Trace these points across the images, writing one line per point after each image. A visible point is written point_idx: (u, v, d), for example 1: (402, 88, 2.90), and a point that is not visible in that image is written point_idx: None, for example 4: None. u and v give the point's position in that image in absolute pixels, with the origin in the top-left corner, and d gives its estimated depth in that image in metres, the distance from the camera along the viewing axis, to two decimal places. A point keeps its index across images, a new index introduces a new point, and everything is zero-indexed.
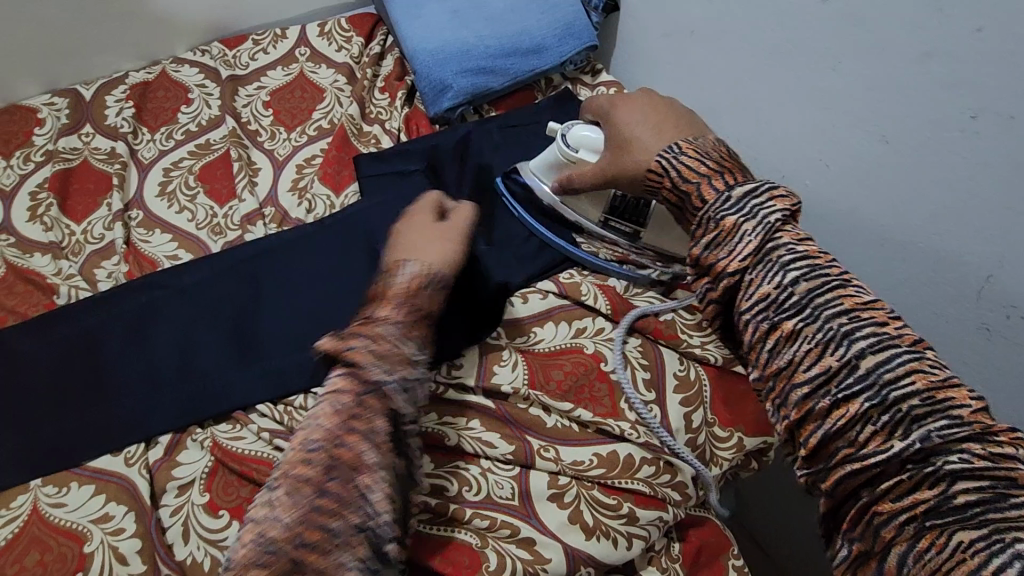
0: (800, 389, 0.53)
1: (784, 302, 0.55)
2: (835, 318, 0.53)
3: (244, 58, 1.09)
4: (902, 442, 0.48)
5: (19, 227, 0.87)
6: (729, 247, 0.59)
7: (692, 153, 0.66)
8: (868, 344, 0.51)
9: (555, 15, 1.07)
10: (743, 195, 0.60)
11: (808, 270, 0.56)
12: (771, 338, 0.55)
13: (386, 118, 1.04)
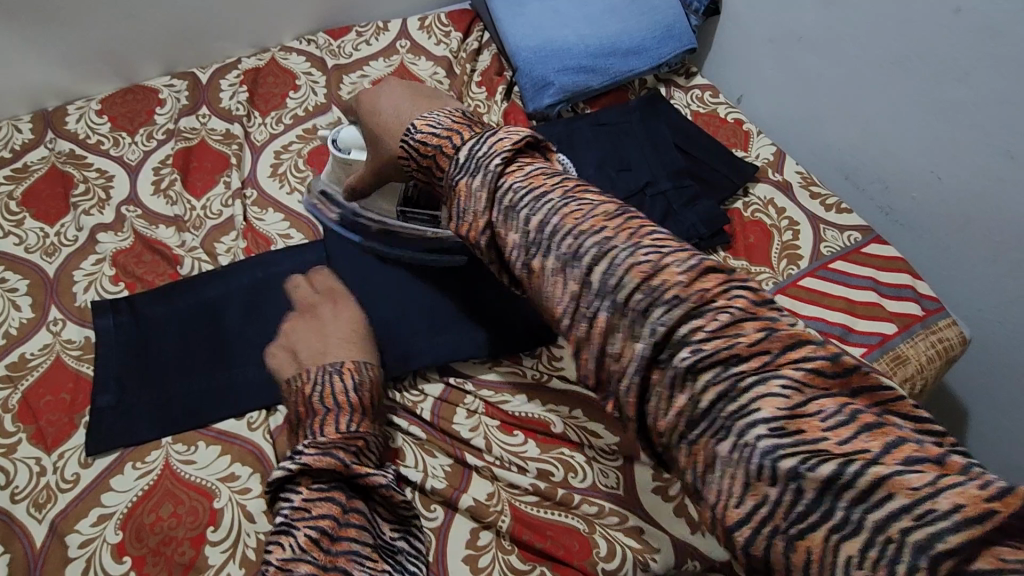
0: (593, 316, 0.48)
1: (545, 237, 0.51)
2: (565, 233, 0.50)
3: (348, 48, 1.13)
4: (679, 353, 0.44)
5: (145, 200, 0.92)
6: (472, 210, 0.56)
7: (466, 188, 0.57)
8: (598, 256, 0.48)
9: (654, 17, 1.07)
10: (523, 207, 0.53)
11: (607, 256, 0.48)
12: (534, 271, 0.52)
13: (484, 111, 1.06)
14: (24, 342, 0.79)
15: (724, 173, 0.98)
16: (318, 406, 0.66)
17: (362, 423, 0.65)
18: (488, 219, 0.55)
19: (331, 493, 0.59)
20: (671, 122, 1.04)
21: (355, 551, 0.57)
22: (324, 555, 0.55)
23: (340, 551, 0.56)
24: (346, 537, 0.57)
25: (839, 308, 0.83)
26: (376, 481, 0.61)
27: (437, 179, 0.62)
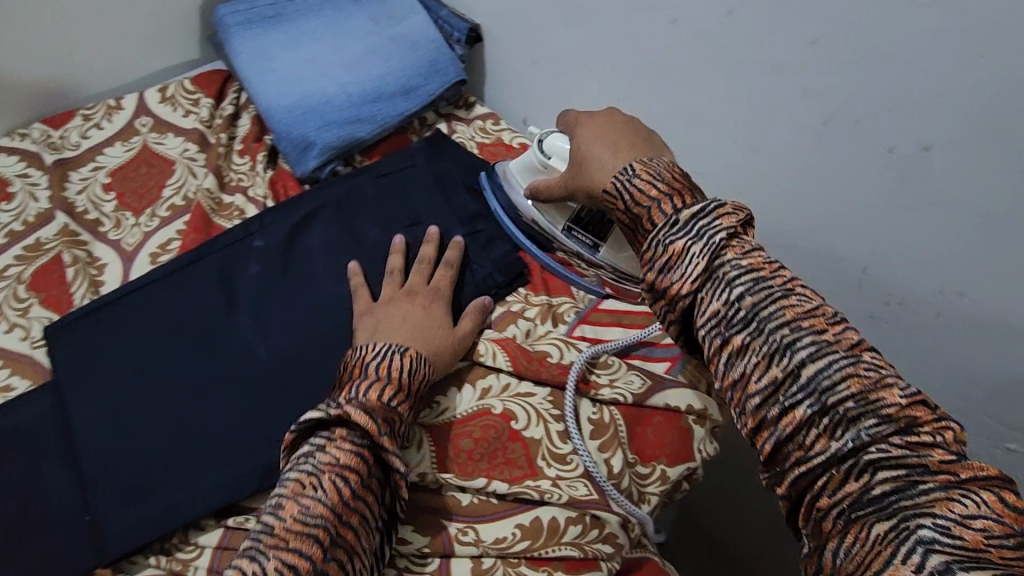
0: (753, 399, 0.52)
1: (733, 318, 0.54)
2: (779, 329, 0.52)
3: (73, 138, 0.97)
4: (840, 441, 0.48)
5: None
6: (680, 270, 0.56)
7: (647, 176, 0.63)
8: (809, 353, 0.51)
9: (416, 53, 1.02)
10: (692, 217, 0.57)
11: (756, 286, 0.54)
12: (725, 351, 0.54)
13: (248, 184, 0.95)
14: None
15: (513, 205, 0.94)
16: (368, 373, 0.65)
17: (403, 402, 0.65)
18: (653, 206, 0.60)
19: (359, 456, 0.60)
20: (454, 162, 0.99)
21: (363, 515, 0.58)
22: (342, 507, 0.57)
23: (352, 515, 0.57)
24: (350, 517, 0.57)
25: (641, 324, 0.84)
26: (393, 461, 0.61)
27: (642, 235, 0.62)
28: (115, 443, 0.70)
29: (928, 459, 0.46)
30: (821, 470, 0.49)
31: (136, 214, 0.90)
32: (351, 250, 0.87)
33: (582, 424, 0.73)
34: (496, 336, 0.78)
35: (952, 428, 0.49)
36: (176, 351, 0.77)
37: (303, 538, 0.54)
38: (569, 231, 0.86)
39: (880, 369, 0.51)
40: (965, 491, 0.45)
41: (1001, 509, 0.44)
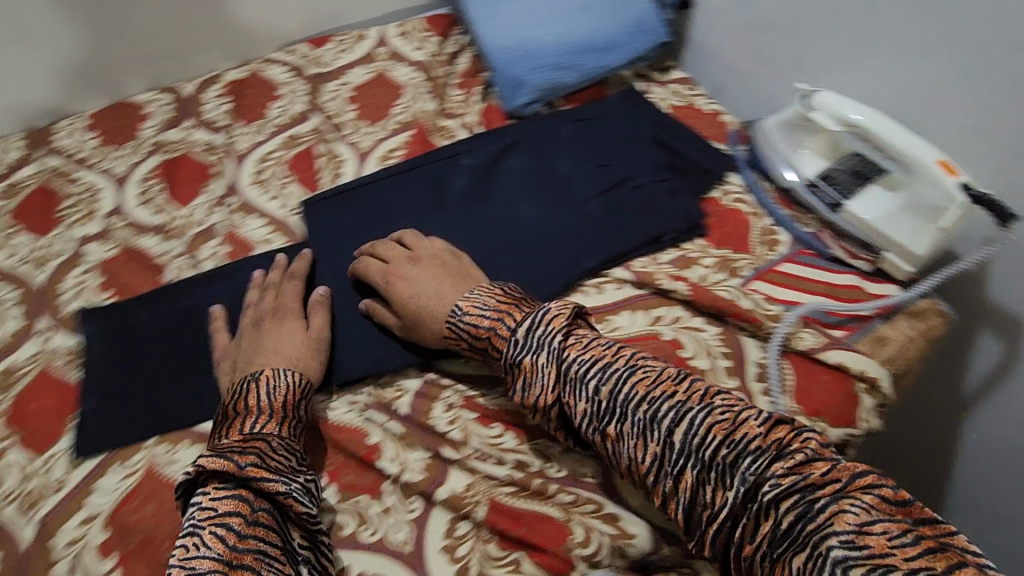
0: (647, 477, 0.58)
1: (602, 409, 0.61)
2: (637, 405, 0.60)
3: (327, 57, 1.15)
4: (732, 490, 0.53)
5: (130, 209, 0.95)
6: (538, 384, 0.64)
7: (474, 311, 0.70)
8: (670, 417, 0.58)
9: (627, 11, 1.06)
10: (528, 331, 0.65)
11: (605, 375, 0.62)
12: (607, 443, 0.62)
13: (462, 113, 1.07)
14: (16, 351, 0.81)
15: (699, 160, 0.98)
16: (480, 329, 0.69)
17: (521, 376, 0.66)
18: (490, 331, 0.68)
19: (239, 495, 0.57)
20: (647, 115, 1.04)
21: (262, 549, 0.55)
22: (229, 552, 0.53)
23: (247, 550, 0.54)
24: (255, 535, 0.55)
25: (820, 292, 0.84)
26: (276, 487, 0.58)
27: (494, 358, 0.69)
28: (356, 290, 0.83)
29: (812, 478, 0.51)
30: (729, 522, 0.53)
31: (370, 125, 1.06)
32: (545, 178, 0.96)
33: (749, 366, 0.77)
34: (676, 272, 0.85)
35: (816, 439, 0.55)
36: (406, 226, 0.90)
37: (208, 568, 0.52)
38: (813, 186, 0.89)
39: (738, 409, 0.57)
40: (851, 499, 0.49)
41: (891, 508, 0.49)
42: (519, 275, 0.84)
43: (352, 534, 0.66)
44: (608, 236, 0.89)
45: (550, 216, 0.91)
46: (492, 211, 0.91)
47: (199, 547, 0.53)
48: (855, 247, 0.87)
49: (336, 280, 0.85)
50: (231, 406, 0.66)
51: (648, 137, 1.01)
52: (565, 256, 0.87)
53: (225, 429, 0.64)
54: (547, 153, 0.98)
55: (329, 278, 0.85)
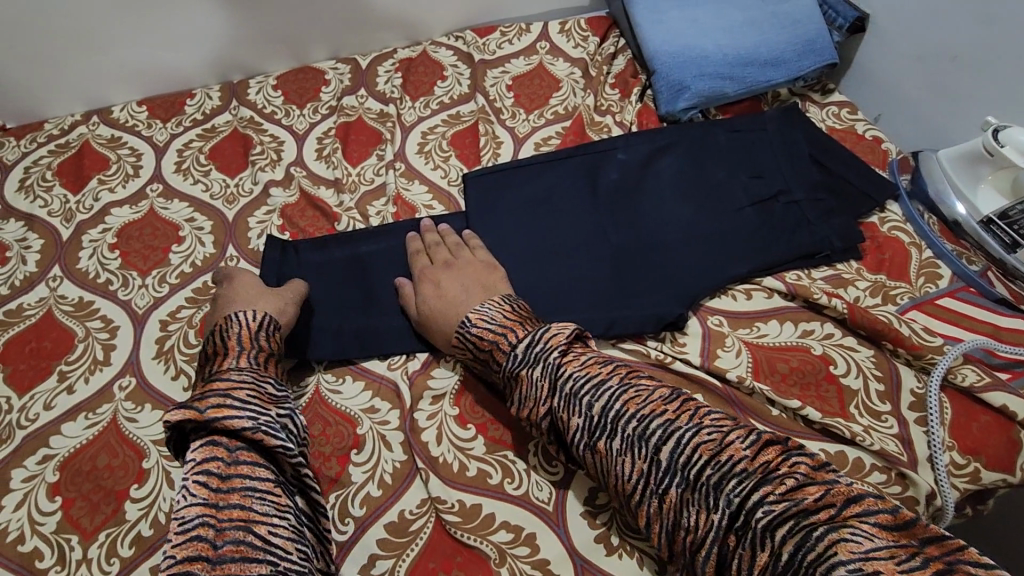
0: (652, 503, 0.59)
1: (593, 428, 0.63)
2: (618, 424, 0.61)
3: (492, 46, 1.21)
4: (717, 511, 0.54)
5: (309, 163, 1.04)
6: (530, 398, 0.67)
7: (481, 323, 0.72)
8: (656, 435, 0.59)
9: (797, 30, 1.07)
10: (526, 348, 0.68)
11: (552, 381, 0.66)
12: (597, 461, 0.63)
13: (617, 111, 1.11)
14: (207, 272, 0.90)
15: (858, 184, 0.96)
16: (518, 359, 0.68)
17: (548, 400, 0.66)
18: (494, 345, 0.71)
19: (212, 440, 0.58)
20: (806, 130, 1.01)
21: (246, 490, 0.55)
22: (213, 494, 0.54)
23: (232, 489, 0.55)
24: (236, 474, 0.56)
25: (984, 332, 0.82)
26: (238, 423, 0.59)
27: (494, 369, 0.72)
28: (521, 262, 0.89)
29: (806, 503, 0.50)
30: (717, 546, 0.54)
31: (527, 112, 1.11)
32: (697, 184, 0.96)
33: (902, 393, 0.77)
34: (829, 290, 0.86)
35: (807, 463, 0.54)
36: (563, 208, 0.94)
37: (197, 514, 0.52)
38: (988, 225, 0.86)
39: (725, 431, 0.58)
40: (851, 527, 0.47)
41: (893, 534, 0.47)
42: (680, 269, 0.87)
43: (499, 484, 0.70)
44: (764, 245, 0.89)
45: (705, 217, 0.92)
46: (652, 205, 0.94)
47: (184, 498, 0.54)
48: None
49: (501, 250, 0.90)
50: (211, 349, 0.71)
51: (806, 154, 0.98)
52: (720, 258, 0.88)
53: (207, 370, 0.69)
54: (702, 157, 0.99)
55: (496, 248, 0.90)
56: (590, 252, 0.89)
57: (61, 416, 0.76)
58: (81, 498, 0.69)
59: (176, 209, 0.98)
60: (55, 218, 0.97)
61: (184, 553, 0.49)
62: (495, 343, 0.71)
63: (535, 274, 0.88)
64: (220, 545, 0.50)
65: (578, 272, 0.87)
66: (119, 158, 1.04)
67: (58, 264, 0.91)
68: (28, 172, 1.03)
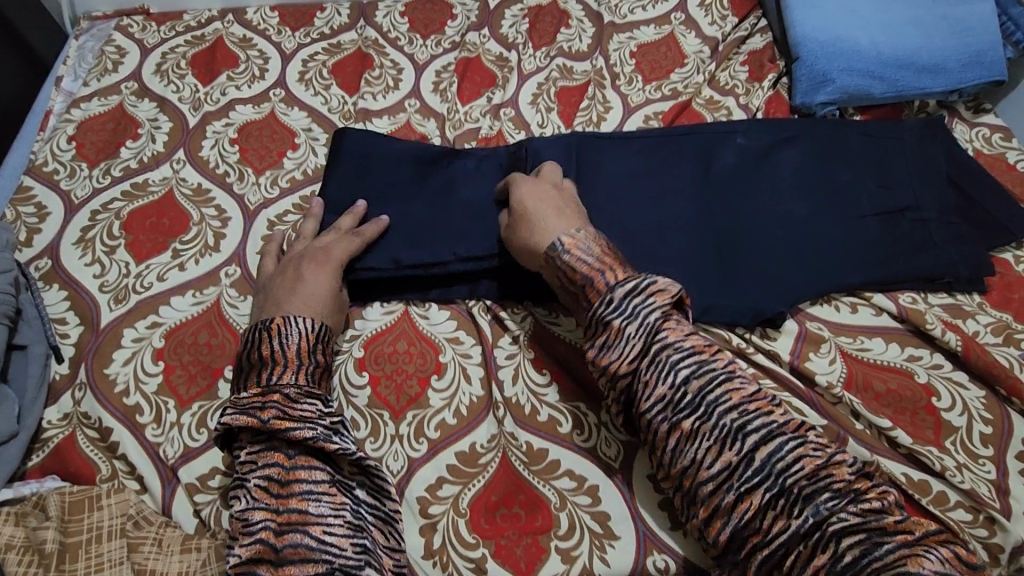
0: (726, 497, 0.56)
1: (678, 402, 0.60)
2: (723, 411, 0.58)
3: (625, 9, 1.15)
4: (797, 518, 0.53)
5: (424, 94, 1.04)
6: (618, 349, 0.63)
7: (576, 251, 0.67)
8: (755, 434, 0.57)
9: (967, 39, 0.99)
10: (627, 295, 0.64)
11: (653, 342, 0.62)
12: (673, 438, 0.60)
13: (742, 93, 1.05)
14: (315, 182, 0.92)
15: (996, 214, 0.88)
16: (611, 309, 0.64)
17: (639, 355, 0.62)
18: (587, 283, 0.66)
19: (271, 448, 0.60)
20: (948, 149, 0.93)
21: (302, 493, 0.58)
22: (274, 501, 0.57)
23: (290, 494, 0.58)
24: (296, 479, 0.58)
25: None
26: (301, 435, 0.59)
27: (583, 307, 0.68)
28: (610, 212, 0.85)
29: (885, 525, 0.51)
30: (782, 549, 0.53)
31: (645, 82, 1.06)
32: (822, 181, 0.89)
33: (1012, 442, 0.72)
34: (945, 319, 0.80)
35: (891, 493, 0.55)
36: (669, 168, 0.89)
37: (261, 517, 0.56)
38: None
39: (828, 447, 0.56)
40: (926, 548, 0.50)
41: (961, 566, 0.51)
42: (787, 267, 0.82)
43: (567, 434, 0.70)
44: (882, 258, 0.83)
45: (824, 215, 0.86)
46: (767, 193, 0.87)
47: (245, 500, 0.58)
48: None
49: (587, 192, 0.86)
50: (245, 355, 0.66)
51: (944, 174, 0.90)
52: (833, 261, 0.83)
53: (254, 375, 0.64)
54: (831, 154, 0.91)
55: (587, 185, 0.87)
56: (686, 222, 0.85)
57: (171, 289, 0.80)
58: (181, 367, 0.74)
59: (295, 117, 1.00)
60: (185, 104, 1.01)
61: (247, 555, 0.55)
62: (590, 282, 0.66)
63: (620, 228, 0.84)
64: (281, 549, 0.55)
65: (669, 244, 0.83)
66: (248, 58, 1.07)
67: (182, 148, 0.95)
68: (165, 57, 1.07)
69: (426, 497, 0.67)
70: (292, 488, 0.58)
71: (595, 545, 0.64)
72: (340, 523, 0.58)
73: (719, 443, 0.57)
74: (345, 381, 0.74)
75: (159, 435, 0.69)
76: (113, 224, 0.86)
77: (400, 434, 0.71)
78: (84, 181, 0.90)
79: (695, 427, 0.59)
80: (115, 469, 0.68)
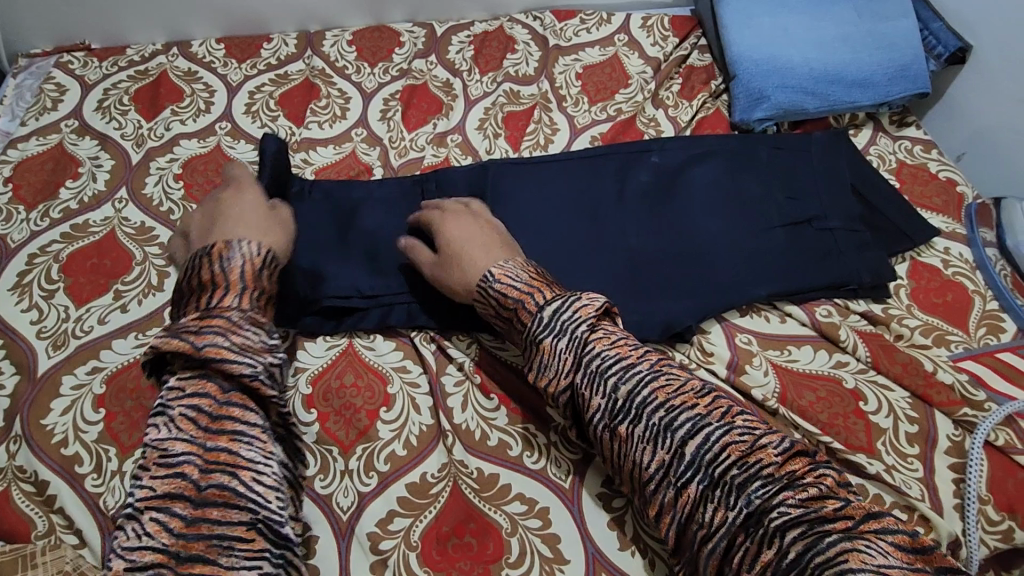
0: (664, 493, 0.57)
1: (612, 408, 0.60)
2: (652, 413, 0.58)
3: (569, 32, 1.18)
4: (734, 510, 0.53)
5: (371, 123, 1.05)
6: (550, 366, 0.64)
7: (505, 279, 0.69)
8: (685, 431, 0.57)
9: (892, 54, 1.03)
10: (551, 313, 0.64)
11: (580, 354, 0.62)
12: (614, 444, 0.60)
13: (684, 111, 1.07)
14: None
15: (896, 220, 0.92)
16: (538, 331, 0.65)
17: (570, 367, 0.63)
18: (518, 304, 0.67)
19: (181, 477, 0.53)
20: (851, 162, 0.97)
21: (215, 539, 0.51)
22: (173, 541, 0.50)
23: (199, 536, 0.51)
24: (207, 519, 0.52)
25: None
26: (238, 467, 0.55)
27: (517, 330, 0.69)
28: (531, 238, 0.86)
29: (825, 512, 0.49)
30: (725, 543, 0.52)
31: (590, 103, 1.08)
32: (740, 193, 0.91)
33: (938, 440, 0.74)
34: (859, 329, 0.83)
35: (833, 476, 0.53)
36: (587, 191, 0.90)
37: (157, 560, 0.49)
38: None
39: (756, 434, 0.56)
40: (867, 541, 0.48)
41: (908, 557, 0.47)
42: (719, 281, 0.84)
43: (517, 457, 0.71)
44: (817, 268, 0.86)
45: (756, 229, 0.88)
46: (701, 209, 0.89)
47: (139, 537, 0.50)
48: None
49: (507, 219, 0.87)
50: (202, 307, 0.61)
51: (847, 184, 0.94)
52: (762, 274, 0.85)
53: (189, 369, 0.58)
54: (743, 167, 0.94)
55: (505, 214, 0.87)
56: (610, 243, 0.86)
57: (113, 332, 0.79)
58: (123, 413, 0.72)
59: (241, 150, 0.99)
60: (127, 141, 0.99)
61: None
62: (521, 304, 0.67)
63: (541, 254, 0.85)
64: None
65: (593, 267, 0.84)
66: (193, 92, 1.06)
67: (125, 187, 0.94)
68: (106, 94, 1.05)
69: (377, 532, 0.66)
70: (205, 531, 0.51)
71: (545, 570, 0.64)
72: (252, 574, 0.51)
73: (650, 442, 0.58)
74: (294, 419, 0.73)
75: (100, 485, 0.68)
76: (52, 267, 0.84)
77: (349, 469, 0.70)
78: (21, 224, 0.88)
79: (629, 433, 0.59)
80: (53, 524, 0.66)
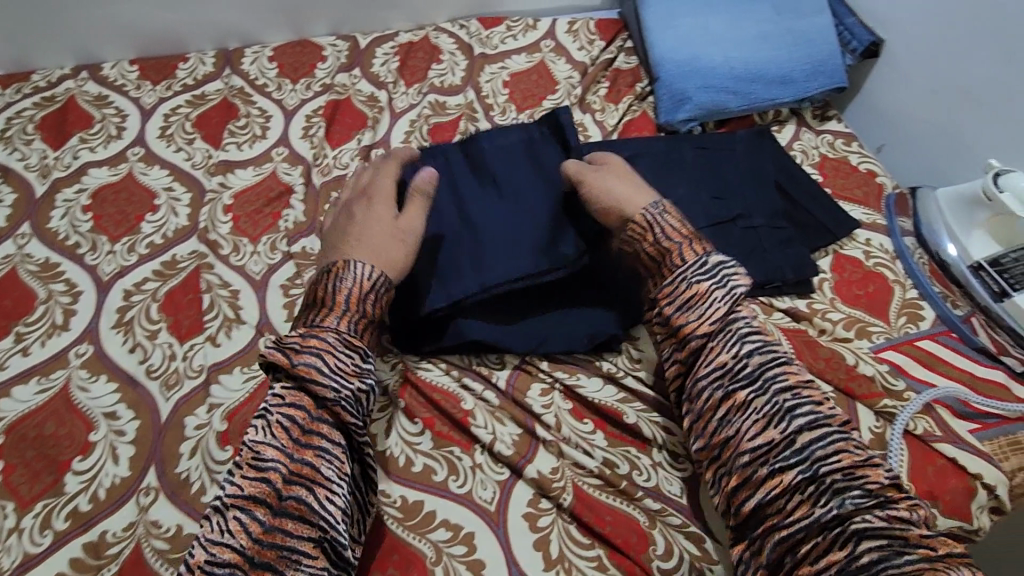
0: (743, 457, 0.58)
1: (737, 372, 0.61)
2: (781, 393, 0.59)
3: (495, 39, 1.17)
4: (822, 508, 0.54)
5: (292, 141, 1.02)
6: (698, 311, 0.64)
7: (675, 216, 0.70)
8: (805, 422, 0.57)
9: (808, 50, 1.05)
10: (718, 264, 0.66)
11: (725, 331, 0.63)
12: (723, 406, 0.61)
13: (611, 115, 1.07)
14: (176, 246, 0.88)
15: (819, 216, 0.93)
16: (694, 281, 0.65)
17: (711, 325, 0.63)
18: (665, 254, 0.68)
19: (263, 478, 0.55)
20: (775, 158, 0.98)
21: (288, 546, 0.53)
22: (251, 544, 0.52)
23: (272, 545, 0.53)
24: (281, 528, 0.53)
25: (958, 378, 0.79)
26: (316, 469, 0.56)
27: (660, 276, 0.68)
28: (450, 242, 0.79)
29: (912, 534, 0.52)
30: (801, 532, 0.54)
31: (518, 111, 1.07)
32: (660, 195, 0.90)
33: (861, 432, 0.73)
34: (786, 326, 0.82)
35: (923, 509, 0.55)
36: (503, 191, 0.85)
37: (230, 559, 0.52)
38: (977, 270, 0.86)
39: (867, 450, 0.57)
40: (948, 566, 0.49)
41: None
42: None
43: (442, 481, 0.69)
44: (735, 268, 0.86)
45: None
46: None
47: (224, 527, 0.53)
48: (1006, 342, 0.83)
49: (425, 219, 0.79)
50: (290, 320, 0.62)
51: (772, 181, 0.95)
52: None
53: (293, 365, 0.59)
54: (670, 168, 0.93)
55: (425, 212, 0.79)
56: None
57: (14, 378, 0.75)
58: (24, 465, 0.69)
59: (155, 176, 0.96)
60: (31, 172, 0.95)
61: None
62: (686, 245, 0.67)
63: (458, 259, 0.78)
64: None
65: None
66: (104, 117, 1.02)
67: (28, 221, 0.89)
68: (9, 123, 1.00)
69: None
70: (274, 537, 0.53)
71: None
72: None
73: (757, 408, 0.59)
74: (207, 458, 0.69)
75: None
76: None
77: None
78: None
79: (743, 396, 0.60)
80: None
